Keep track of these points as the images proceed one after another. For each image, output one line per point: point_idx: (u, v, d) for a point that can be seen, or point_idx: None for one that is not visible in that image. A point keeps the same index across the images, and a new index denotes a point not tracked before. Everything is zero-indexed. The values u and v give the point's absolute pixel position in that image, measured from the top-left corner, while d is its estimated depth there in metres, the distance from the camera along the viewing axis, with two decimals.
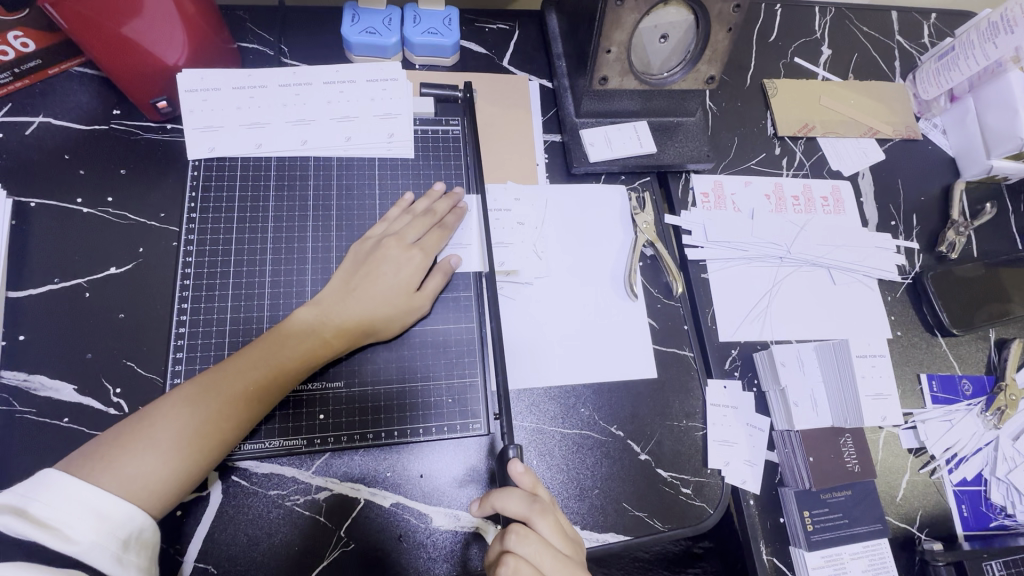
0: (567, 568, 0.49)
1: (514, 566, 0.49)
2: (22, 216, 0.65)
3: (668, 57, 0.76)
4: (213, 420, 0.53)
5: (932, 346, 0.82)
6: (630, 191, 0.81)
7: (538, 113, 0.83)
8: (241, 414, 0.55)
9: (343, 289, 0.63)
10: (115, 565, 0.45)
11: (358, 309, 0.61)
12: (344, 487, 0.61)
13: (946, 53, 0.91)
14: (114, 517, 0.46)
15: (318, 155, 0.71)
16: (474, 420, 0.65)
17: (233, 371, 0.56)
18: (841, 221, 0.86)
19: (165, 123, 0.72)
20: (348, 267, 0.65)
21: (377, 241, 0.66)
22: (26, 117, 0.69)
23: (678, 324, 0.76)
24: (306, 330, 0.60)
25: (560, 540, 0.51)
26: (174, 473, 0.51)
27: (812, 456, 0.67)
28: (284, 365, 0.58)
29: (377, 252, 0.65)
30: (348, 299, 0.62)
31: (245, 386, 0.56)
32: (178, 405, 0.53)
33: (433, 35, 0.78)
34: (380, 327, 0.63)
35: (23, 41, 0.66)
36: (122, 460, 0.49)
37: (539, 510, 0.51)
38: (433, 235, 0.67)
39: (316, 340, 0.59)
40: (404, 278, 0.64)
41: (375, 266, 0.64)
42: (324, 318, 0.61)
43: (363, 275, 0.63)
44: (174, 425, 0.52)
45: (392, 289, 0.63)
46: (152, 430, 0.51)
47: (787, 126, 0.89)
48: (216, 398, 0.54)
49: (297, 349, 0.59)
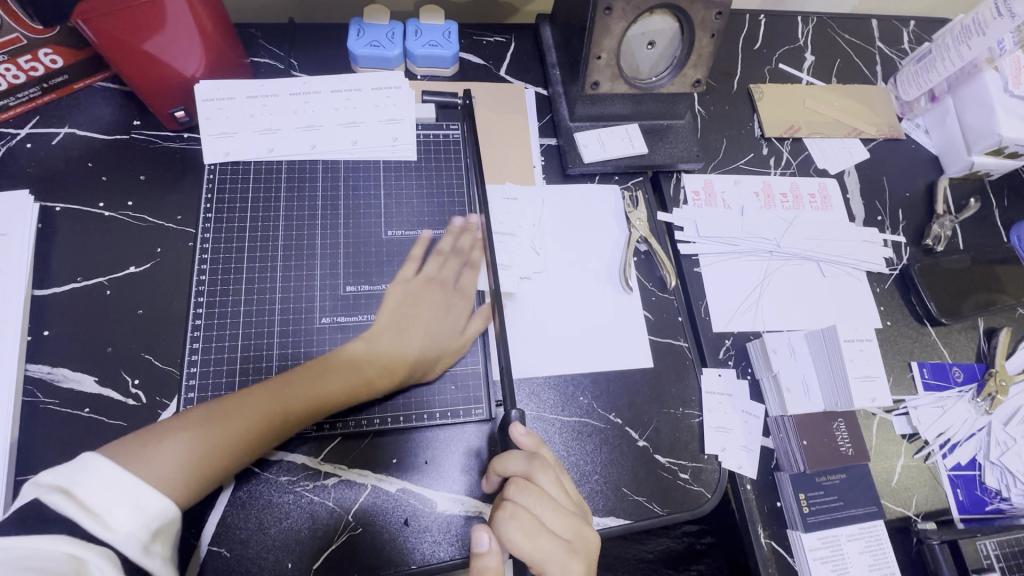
0: (567, 520, 0.52)
1: (512, 512, 0.50)
2: (48, 219, 0.69)
3: (656, 62, 0.80)
4: (233, 440, 0.55)
5: (922, 335, 0.84)
6: (623, 190, 0.85)
7: (534, 118, 0.87)
8: (260, 435, 0.57)
9: (391, 323, 0.68)
10: (144, 554, 0.43)
11: (406, 344, 0.66)
12: (352, 473, 0.64)
13: (924, 56, 0.94)
14: (150, 508, 0.44)
15: (326, 158, 0.75)
16: (475, 406, 0.67)
17: (258, 395, 0.58)
18: (829, 216, 0.89)
19: (182, 132, 0.76)
20: (397, 297, 0.69)
21: (419, 280, 0.71)
22: (53, 128, 0.74)
23: (672, 315, 0.78)
24: (351, 366, 0.64)
25: (559, 494, 0.53)
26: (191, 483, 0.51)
27: (805, 439, 0.69)
28: (312, 398, 0.60)
29: (425, 292, 0.70)
30: (400, 334, 0.67)
31: (270, 411, 0.58)
32: (203, 421, 0.55)
33: (434, 47, 0.83)
34: (425, 367, 0.67)
35: (52, 58, 0.71)
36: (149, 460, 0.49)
37: (538, 465, 0.54)
38: (468, 273, 0.72)
39: (359, 377, 0.63)
40: (451, 323, 0.70)
41: (423, 305, 0.69)
42: (371, 353, 0.65)
43: (412, 316, 0.68)
44: (198, 439, 0.53)
45: (443, 330, 0.69)
46: (174, 440, 0.52)
47: (773, 128, 0.93)
48: (240, 420, 0.56)
49: (326, 384, 0.61)
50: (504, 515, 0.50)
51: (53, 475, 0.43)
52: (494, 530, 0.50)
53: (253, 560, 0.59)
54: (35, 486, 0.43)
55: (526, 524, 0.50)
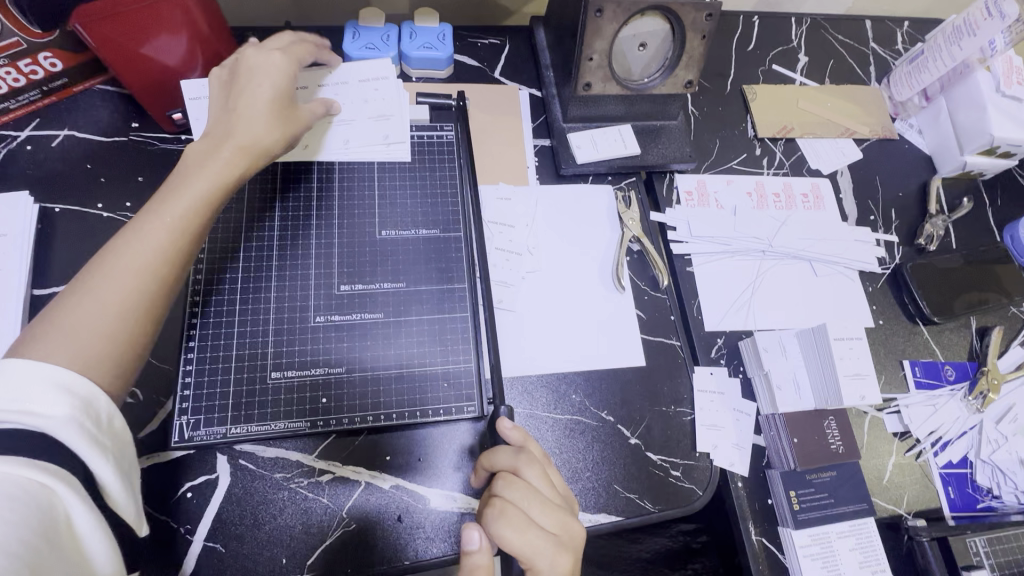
0: (553, 512, 0.52)
1: (500, 508, 0.51)
2: (48, 220, 0.70)
3: (648, 63, 0.81)
4: (170, 224, 0.53)
5: (914, 334, 0.84)
6: (616, 190, 0.85)
7: (528, 119, 0.88)
8: (194, 226, 0.55)
9: (228, 106, 0.63)
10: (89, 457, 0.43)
11: (243, 123, 0.61)
12: (347, 470, 0.64)
13: (917, 56, 0.95)
14: (82, 391, 0.44)
15: (320, 159, 0.76)
16: (469, 403, 0.68)
17: (163, 212, 0.54)
18: (822, 216, 0.90)
19: (180, 134, 0.77)
20: (219, 94, 0.64)
21: (233, 67, 0.66)
22: (53, 131, 0.75)
23: (665, 314, 0.79)
24: (221, 132, 0.60)
25: (546, 488, 0.54)
26: (135, 304, 0.50)
27: (796, 437, 0.70)
28: (219, 164, 0.58)
29: (242, 65, 0.64)
30: (238, 110, 0.62)
31: (195, 192, 0.56)
32: (125, 253, 0.51)
33: (428, 50, 0.84)
34: (267, 148, 0.62)
35: (52, 61, 0.72)
36: (74, 314, 0.48)
37: (525, 460, 0.55)
38: (298, 47, 0.69)
39: (247, 129, 0.60)
40: (277, 85, 0.64)
41: (245, 82, 0.63)
42: (232, 126, 0.61)
43: (241, 78, 0.64)
44: (126, 282, 0.50)
45: (266, 89, 0.63)
46: (101, 282, 0.49)
47: (766, 128, 0.94)
48: (164, 223, 0.53)
49: (228, 145, 0.59)
50: (492, 512, 0.51)
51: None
52: (483, 526, 0.51)
53: (248, 556, 0.60)
54: None
55: (515, 518, 0.50)
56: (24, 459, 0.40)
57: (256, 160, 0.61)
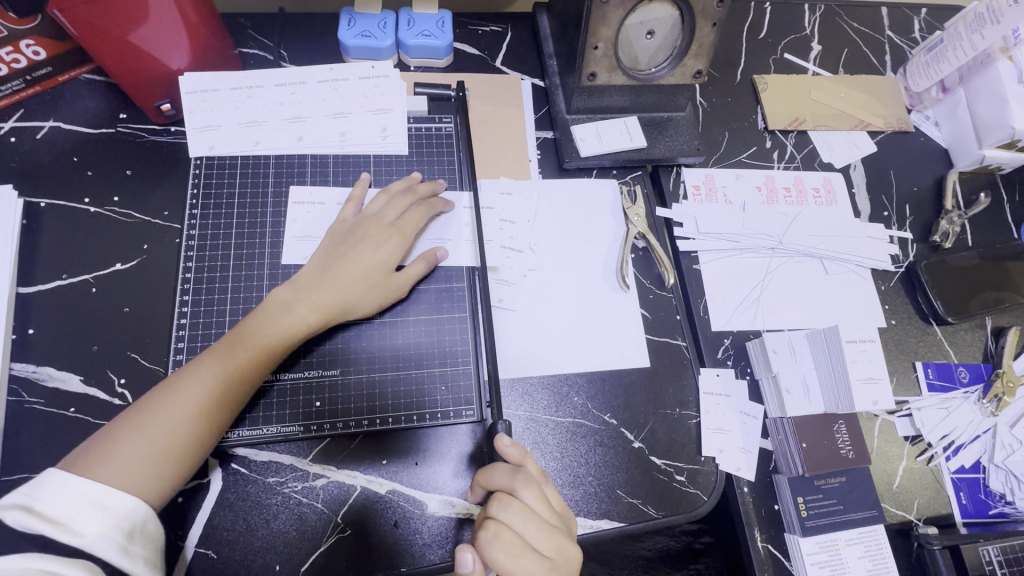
0: (550, 536, 0.51)
1: (494, 532, 0.50)
2: (33, 215, 0.68)
3: (655, 52, 0.77)
4: (206, 401, 0.56)
5: (927, 334, 0.82)
6: (621, 185, 0.82)
7: (530, 110, 0.85)
8: (229, 396, 0.57)
9: (318, 271, 0.64)
10: (122, 556, 0.47)
11: (336, 289, 0.63)
12: (342, 474, 0.63)
13: (935, 45, 0.92)
14: (117, 511, 0.48)
15: (314, 152, 0.73)
16: (467, 407, 0.66)
17: (234, 346, 0.59)
18: (834, 212, 0.87)
19: (169, 126, 0.74)
20: (325, 250, 0.65)
21: (355, 222, 0.68)
22: (37, 122, 0.72)
23: (670, 314, 0.77)
24: (285, 308, 0.61)
25: (543, 509, 0.52)
26: (167, 454, 0.53)
27: (804, 442, 0.68)
28: (272, 339, 0.59)
29: (356, 232, 0.66)
30: (325, 280, 0.63)
31: (235, 365, 0.58)
32: (184, 379, 0.56)
33: (427, 37, 0.80)
34: (355, 307, 0.64)
35: (35, 50, 0.69)
36: (132, 437, 0.53)
37: (522, 481, 0.52)
38: (414, 214, 0.69)
39: (297, 320, 0.61)
40: (383, 258, 0.65)
41: (355, 245, 0.65)
42: (298, 299, 0.62)
43: (339, 256, 0.65)
44: (172, 407, 0.55)
45: (369, 268, 0.64)
46: (159, 406, 0.55)
47: (777, 120, 0.91)
48: (207, 380, 0.56)
49: (278, 327, 0.60)
50: (486, 536, 0.49)
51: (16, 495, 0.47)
52: (476, 549, 0.50)
53: (240, 562, 0.58)
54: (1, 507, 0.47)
55: (508, 544, 0.49)
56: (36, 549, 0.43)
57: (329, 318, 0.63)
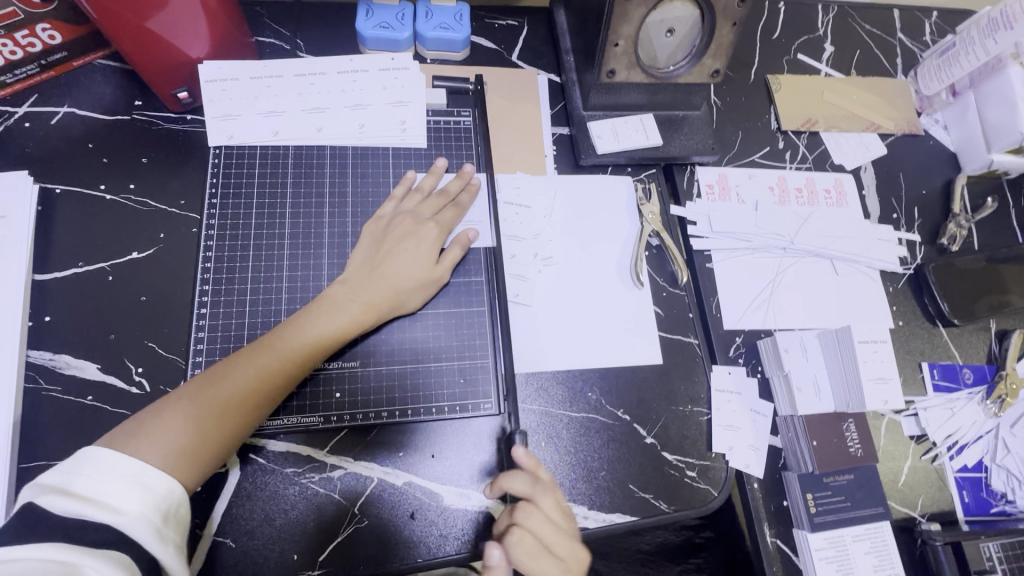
0: (568, 542, 0.54)
1: (520, 538, 0.52)
2: (48, 201, 0.68)
3: (674, 50, 0.78)
4: (252, 391, 0.56)
5: (933, 335, 0.83)
6: (636, 182, 0.83)
7: (546, 106, 0.85)
8: (278, 388, 0.57)
9: (366, 266, 0.65)
10: (156, 540, 0.45)
11: (387, 287, 0.64)
12: (359, 466, 0.63)
13: (948, 48, 0.92)
14: (158, 491, 0.47)
15: (333, 143, 0.73)
16: (484, 399, 0.67)
17: (283, 340, 0.59)
18: (844, 213, 0.88)
19: (185, 114, 0.74)
20: (369, 246, 0.66)
21: (390, 221, 0.68)
22: (51, 107, 0.71)
23: (683, 312, 0.77)
24: (337, 308, 0.62)
25: (559, 517, 0.55)
26: (211, 443, 0.53)
27: (815, 440, 0.69)
28: (322, 336, 0.60)
29: (393, 230, 0.67)
30: (374, 277, 0.64)
31: (283, 359, 0.58)
32: (228, 369, 0.56)
33: (445, 30, 0.80)
34: (404, 303, 0.65)
35: (51, 32, 0.68)
36: (175, 419, 0.52)
37: (541, 490, 0.55)
38: (446, 213, 0.70)
39: (351, 318, 0.61)
40: (425, 253, 0.66)
41: (394, 244, 0.66)
42: (350, 297, 0.62)
43: (383, 255, 0.65)
44: (216, 396, 0.54)
45: (414, 266, 0.65)
46: (202, 392, 0.54)
47: (790, 121, 0.91)
48: (253, 373, 0.56)
49: (329, 324, 0.60)
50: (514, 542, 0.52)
51: (52, 475, 0.45)
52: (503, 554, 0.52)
53: (258, 552, 0.59)
54: (33, 489, 0.45)
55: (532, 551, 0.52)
56: (66, 543, 0.42)
57: (379, 313, 0.63)
